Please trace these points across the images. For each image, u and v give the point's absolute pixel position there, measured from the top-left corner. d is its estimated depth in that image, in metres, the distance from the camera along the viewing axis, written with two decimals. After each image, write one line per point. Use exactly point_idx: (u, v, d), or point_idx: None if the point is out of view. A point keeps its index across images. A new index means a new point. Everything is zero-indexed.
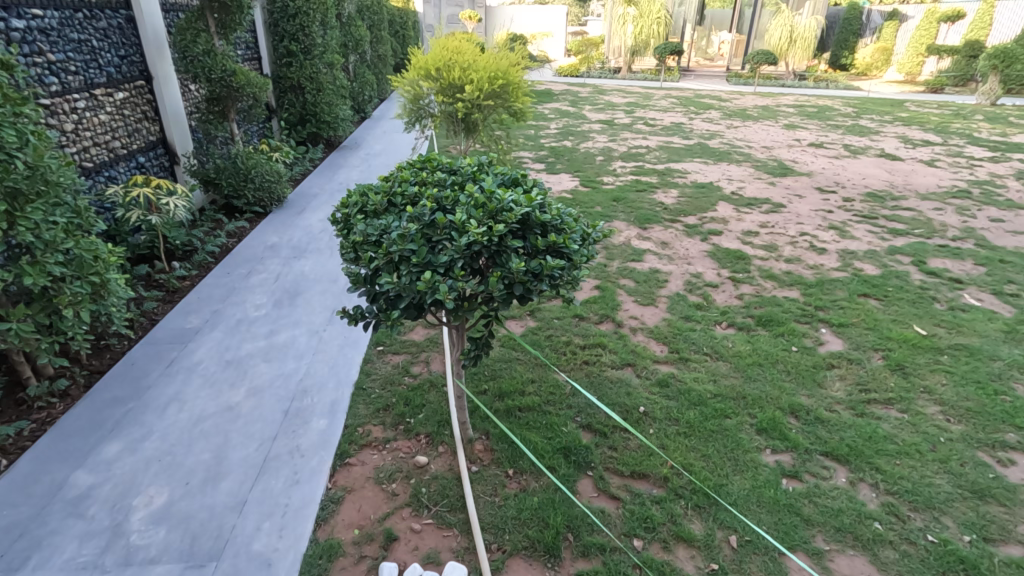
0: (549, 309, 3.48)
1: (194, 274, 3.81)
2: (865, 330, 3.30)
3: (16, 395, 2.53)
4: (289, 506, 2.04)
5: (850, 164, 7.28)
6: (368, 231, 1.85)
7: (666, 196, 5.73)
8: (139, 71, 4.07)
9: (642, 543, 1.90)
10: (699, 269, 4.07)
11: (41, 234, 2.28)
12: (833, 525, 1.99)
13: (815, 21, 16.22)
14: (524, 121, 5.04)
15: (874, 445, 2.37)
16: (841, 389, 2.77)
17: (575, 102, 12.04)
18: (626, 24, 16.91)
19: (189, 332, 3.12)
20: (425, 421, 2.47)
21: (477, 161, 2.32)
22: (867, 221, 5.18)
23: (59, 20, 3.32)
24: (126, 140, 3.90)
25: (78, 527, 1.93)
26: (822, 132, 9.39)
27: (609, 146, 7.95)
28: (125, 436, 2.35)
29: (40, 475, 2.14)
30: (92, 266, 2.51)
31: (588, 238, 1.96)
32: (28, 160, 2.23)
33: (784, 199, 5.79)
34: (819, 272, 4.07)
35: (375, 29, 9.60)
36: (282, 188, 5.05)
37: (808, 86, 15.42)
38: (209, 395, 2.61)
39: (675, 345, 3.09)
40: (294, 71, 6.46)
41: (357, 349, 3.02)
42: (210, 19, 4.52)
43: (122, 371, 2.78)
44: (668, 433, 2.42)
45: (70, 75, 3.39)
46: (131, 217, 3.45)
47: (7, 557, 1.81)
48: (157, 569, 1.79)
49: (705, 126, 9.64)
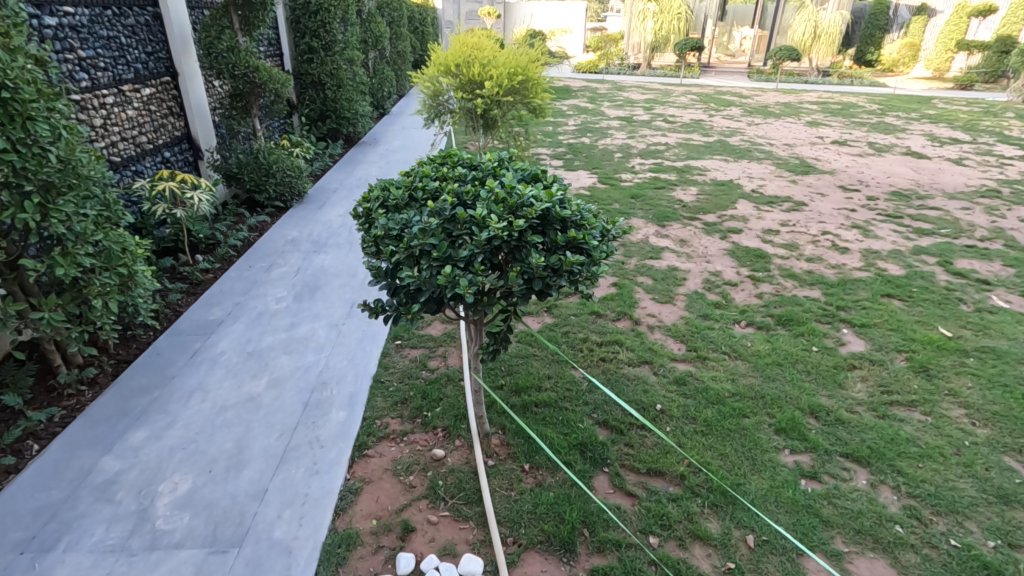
0: (566, 305, 3.48)
1: (217, 267, 3.88)
2: (888, 331, 3.24)
3: (47, 382, 2.60)
4: (309, 495, 2.07)
5: (875, 162, 7.14)
6: (389, 225, 1.87)
7: (685, 194, 5.66)
8: (165, 68, 4.14)
9: (658, 540, 1.90)
10: (718, 268, 4.03)
11: (72, 226, 2.34)
12: (853, 526, 1.96)
13: (840, 16, 15.92)
14: (542, 117, 5.04)
15: (897, 447, 2.34)
16: (863, 390, 2.72)
17: (593, 99, 11.95)
18: (646, 20, 16.75)
19: (211, 324, 3.18)
20: (442, 415, 2.49)
21: (498, 157, 2.32)
22: (892, 221, 5.08)
23: (89, 17, 3.39)
24: (152, 135, 3.98)
25: (106, 511, 1.99)
26: (846, 130, 9.19)
27: (627, 142, 7.89)
28: (150, 424, 2.41)
29: (70, 460, 2.20)
30: (120, 258, 2.58)
31: (607, 234, 1.96)
32: (60, 154, 2.28)
33: (806, 197, 5.70)
34: (841, 272, 4.01)
35: (396, 26, 9.66)
36: (303, 183, 5.12)
37: (832, 83, 15.14)
38: (231, 386, 2.66)
39: (693, 344, 3.07)
40: (316, 67, 6.53)
41: (376, 342, 3.05)
42: (234, 16, 4.58)
43: (147, 360, 2.84)
44: (685, 431, 2.41)
45: (99, 72, 3.47)
46: (156, 210, 3.52)
47: (39, 539, 1.88)
48: (181, 554, 1.83)
49: (725, 123, 9.54)
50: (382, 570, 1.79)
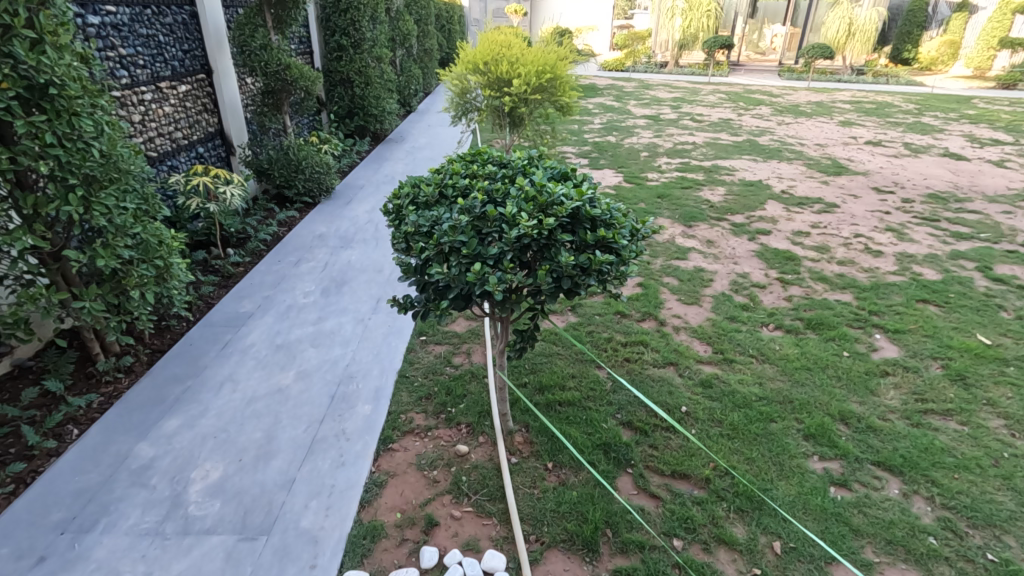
0: (591, 304, 3.47)
1: (248, 261, 3.96)
2: (923, 337, 3.15)
3: (86, 369, 2.69)
4: (336, 486, 2.11)
5: (911, 163, 6.94)
6: (420, 222, 1.88)
7: (713, 194, 5.58)
8: (200, 65, 4.25)
9: (682, 543, 1.89)
10: (746, 270, 3.96)
11: (113, 218, 2.42)
12: (884, 536, 1.92)
13: (876, 13, 15.49)
14: (569, 116, 5.02)
15: (931, 457, 2.27)
16: (896, 397, 2.66)
17: (620, 97, 11.86)
18: (674, 18, 16.61)
19: (242, 316, 3.25)
20: (466, 411, 2.51)
21: (528, 155, 2.32)
22: (928, 224, 4.94)
23: (130, 16, 3.48)
24: (187, 131, 4.08)
25: (142, 495, 2.05)
26: (881, 130, 8.94)
27: (654, 141, 7.81)
28: (183, 412, 2.48)
29: (108, 445, 2.28)
30: (157, 251, 2.65)
31: (637, 234, 1.94)
32: (103, 149, 2.35)
33: (838, 198, 5.57)
34: (874, 275, 3.92)
35: (423, 24, 9.71)
36: (331, 179, 5.19)
37: (866, 82, 14.72)
38: (261, 377, 2.72)
39: (719, 346, 3.03)
40: (344, 65, 6.61)
41: (401, 338, 3.08)
42: (267, 14, 4.67)
43: (181, 351, 2.92)
44: (711, 434, 2.38)
45: (138, 69, 3.56)
46: (191, 205, 3.61)
47: (78, 520, 1.95)
48: (212, 540, 1.88)
49: (754, 122, 9.37)
50: (406, 562, 1.81)
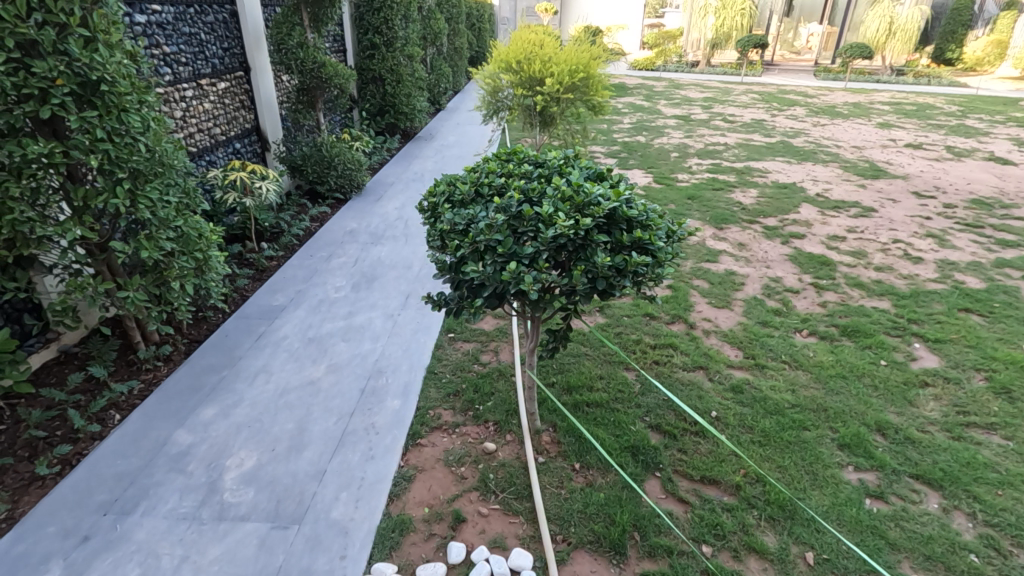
0: (619, 306, 3.44)
1: (281, 255, 4.04)
2: (966, 348, 3.05)
3: (128, 357, 2.79)
4: (365, 479, 2.14)
5: (954, 167, 6.71)
6: (456, 220, 1.90)
7: (744, 196, 5.49)
8: (239, 63, 4.34)
9: (711, 550, 1.87)
10: (779, 274, 3.89)
11: (157, 211, 2.50)
12: (922, 552, 1.86)
13: (918, 12, 14.98)
14: (601, 115, 4.99)
15: (973, 471, 2.20)
16: (936, 409, 2.57)
17: (649, 97, 11.75)
18: (707, 17, 16.42)
19: (275, 309, 3.33)
20: (494, 409, 2.52)
21: (563, 155, 2.32)
22: (971, 230, 4.77)
23: (174, 15, 3.57)
24: (225, 127, 4.17)
25: (179, 481, 2.11)
26: (921, 132, 8.66)
27: (684, 142, 7.71)
28: (219, 401, 2.55)
29: (148, 432, 2.35)
30: (196, 244, 2.73)
31: (673, 235, 1.92)
32: (149, 144, 2.43)
33: (875, 202, 5.42)
34: (913, 283, 3.80)
35: (454, 22, 9.77)
36: (362, 176, 5.26)
37: (906, 83, 14.25)
38: (293, 369, 2.78)
39: (751, 351, 2.98)
40: (377, 63, 6.71)
41: (430, 334, 3.10)
42: (304, 14, 4.75)
43: (217, 341, 3.00)
44: (741, 440, 2.34)
45: (181, 66, 3.66)
46: (228, 199, 3.70)
47: (120, 502, 2.02)
48: (246, 527, 1.93)
49: (788, 123, 9.17)
50: (434, 557, 1.83)
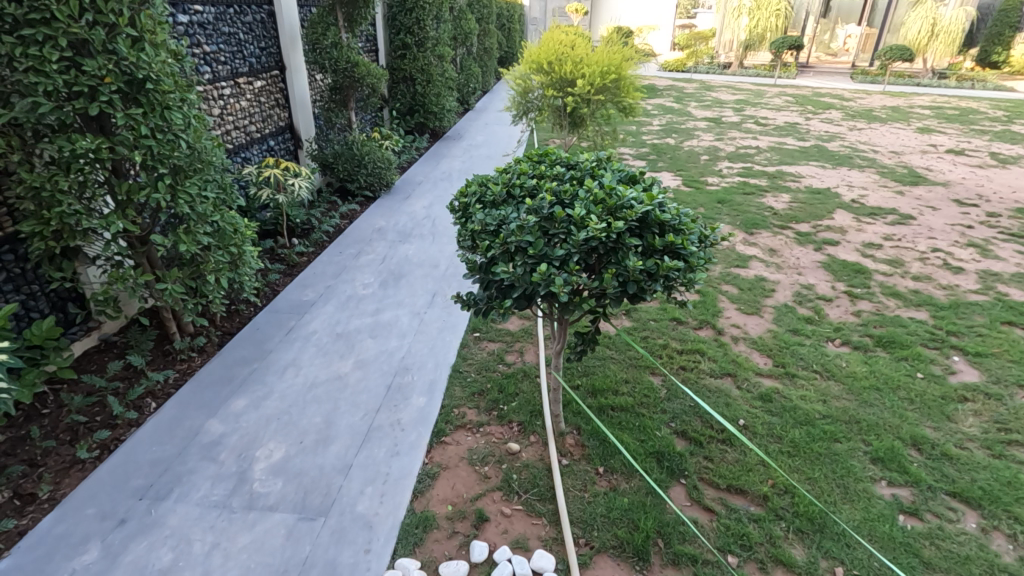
0: (645, 310, 3.41)
1: (311, 251, 4.12)
2: (1008, 363, 2.94)
3: (164, 347, 2.87)
4: (390, 475, 2.16)
5: (998, 175, 6.47)
6: (487, 221, 1.91)
7: (777, 201, 5.38)
8: (275, 62, 4.44)
9: (737, 560, 1.84)
10: (811, 281, 3.80)
11: (195, 207, 2.57)
12: (958, 572, 1.81)
13: (963, 13, 14.47)
14: (632, 116, 4.94)
15: (1014, 492, 2.12)
16: (976, 425, 2.48)
17: (679, 99, 11.59)
18: (740, 17, 16.13)
19: (305, 304, 3.39)
20: (518, 410, 2.52)
21: (595, 156, 2.31)
22: (1016, 240, 4.60)
23: (215, 15, 3.66)
24: (260, 125, 4.27)
25: (211, 469, 2.17)
26: (964, 138, 8.37)
27: (715, 145, 7.60)
28: (250, 393, 2.61)
29: (182, 421, 2.42)
30: (232, 239, 2.80)
31: (706, 240, 1.90)
32: (190, 141, 2.50)
33: (914, 209, 5.26)
34: (953, 294, 3.68)
35: (484, 23, 9.80)
36: (391, 175, 5.32)
37: (948, 86, 13.80)
38: (321, 363, 2.83)
39: (781, 359, 2.92)
40: (408, 63, 6.79)
41: (455, 333, 3.12)
42: (339, 13, 4.83)
43: (249, 334, 3.07)
44: (770, 450, 2.30)
45: (220, 65, 3.75)
46: (262, 195, 3.78)
47: (155, 488, 2.08)
48: (274, 517, 1.97)
49: (824, 127, 8.96)
50: (456, 555, 1.84)
